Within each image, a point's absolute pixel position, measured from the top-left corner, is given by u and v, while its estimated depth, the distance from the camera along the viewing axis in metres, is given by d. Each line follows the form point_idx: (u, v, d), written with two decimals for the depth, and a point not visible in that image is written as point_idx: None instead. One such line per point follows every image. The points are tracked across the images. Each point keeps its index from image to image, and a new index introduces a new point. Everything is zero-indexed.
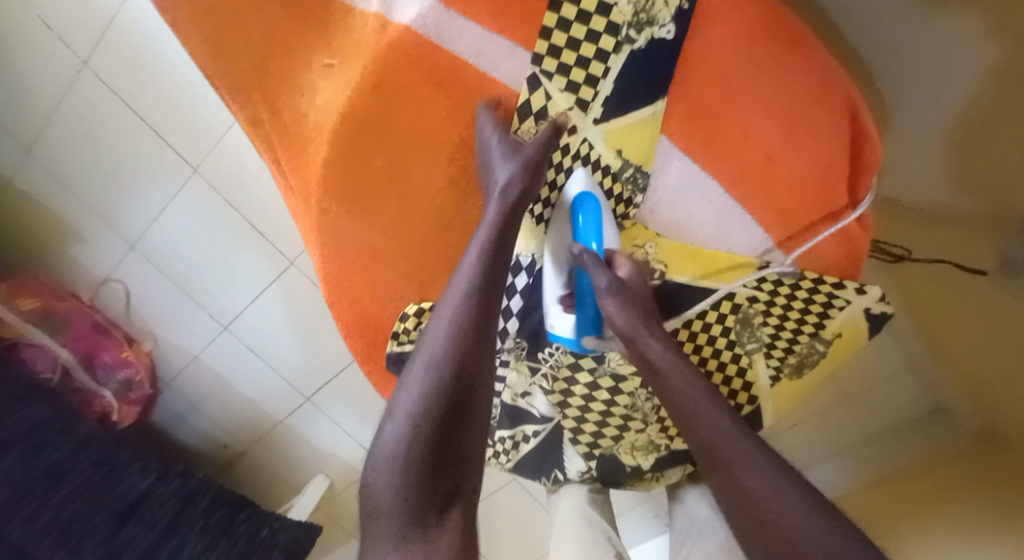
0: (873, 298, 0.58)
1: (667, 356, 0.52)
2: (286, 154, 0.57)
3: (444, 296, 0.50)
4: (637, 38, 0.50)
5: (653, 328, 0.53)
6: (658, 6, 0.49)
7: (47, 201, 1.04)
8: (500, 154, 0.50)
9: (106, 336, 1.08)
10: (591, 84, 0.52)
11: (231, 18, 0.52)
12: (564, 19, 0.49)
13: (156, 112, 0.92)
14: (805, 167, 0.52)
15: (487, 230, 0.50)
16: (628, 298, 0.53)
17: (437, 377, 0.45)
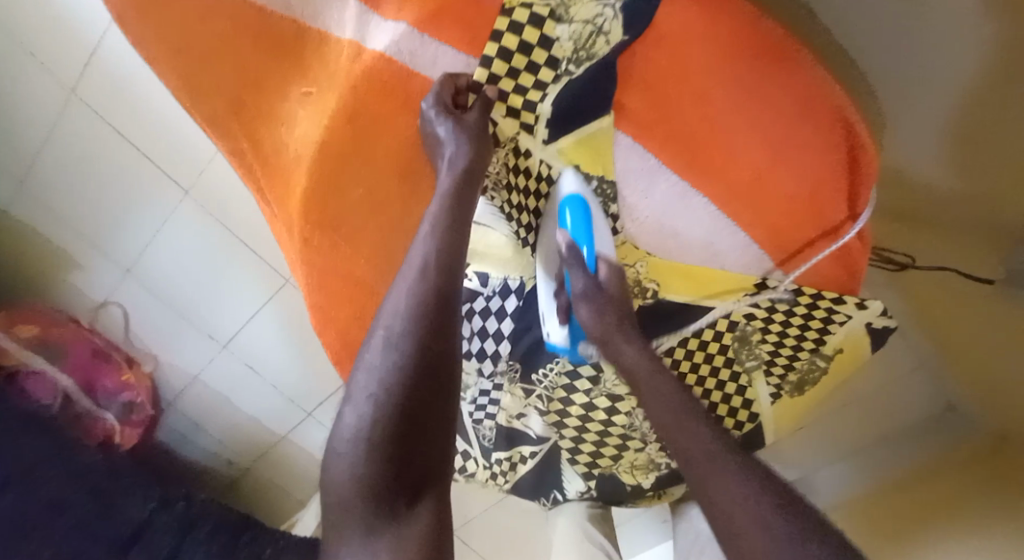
0: (874, 313, 0.55)
1: (642, 359, 0.52)
2: (270, 186, 0.55)
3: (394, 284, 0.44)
4: (575, 71, 0.48)
5: (625, 333, 0.54)
6: (597, 45, 0.47)
7: (43, 227, 1.04)
8: (446, 167, 0.48)
9: (105, 360, 1.07)
10: (530, 109, 0.51)
11: (203, 55, 0.52)
12: (504, 49, 0.47)
13: (144, 137, 0.92)
14: (795, 183, 0.50)
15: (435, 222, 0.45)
16: (599, 304, 0.54)
17: (392, 356, 0.39)
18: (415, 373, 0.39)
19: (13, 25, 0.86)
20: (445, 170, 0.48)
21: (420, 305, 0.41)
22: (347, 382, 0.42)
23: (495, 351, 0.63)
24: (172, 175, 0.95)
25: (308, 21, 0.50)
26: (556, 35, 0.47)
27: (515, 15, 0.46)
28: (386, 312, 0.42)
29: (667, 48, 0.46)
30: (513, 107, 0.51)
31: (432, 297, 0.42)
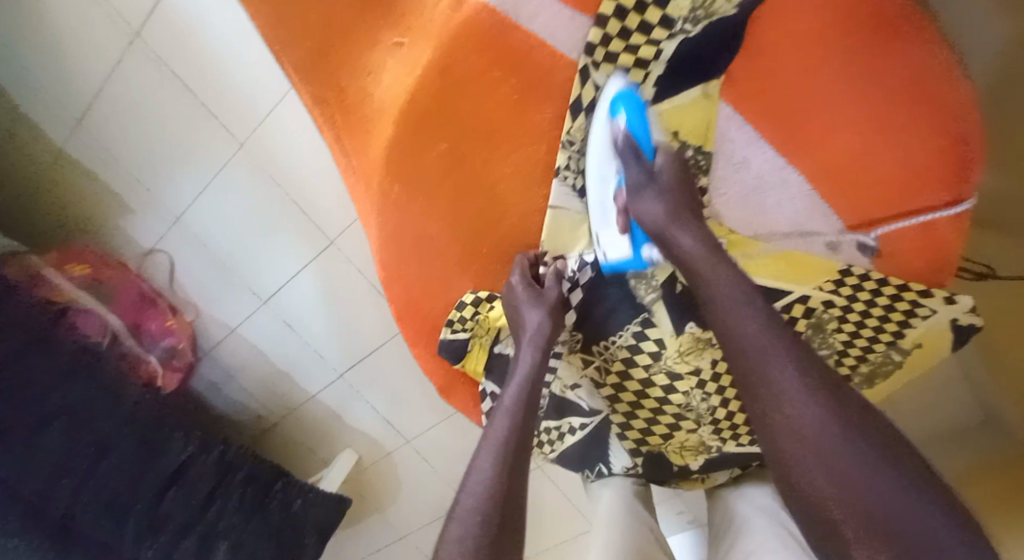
0: (963, 308, 0.53)
1: (698, 246, 0.50)
2: (349, 135, 0.59)
3: (471, 464, 0.50)
4: (693, 30, 0.47)
5: (685, 217, 0.50)
6: (718, 2, 0.46)
7: (99, 171, 1.06)
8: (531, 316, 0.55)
9: (151, 306, 1.10)
10: (641, 67, 0.50)
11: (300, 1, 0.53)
12: (621, 8, 0.46)
13: (203, 85, 0.91)
14: (889, 169, 0.48)
15: (515, 396, 0.53)
16: (664, 189, 0.51)
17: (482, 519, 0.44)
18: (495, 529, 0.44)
19: None
20: (527, 345, 0.55)
21: (506, 461, 0.48)
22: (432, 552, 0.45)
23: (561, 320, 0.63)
24: (228, 128, 0.94)
25: None
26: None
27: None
28: (474, 473, 0.48)
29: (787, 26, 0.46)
30: (621, 68, 0.50)
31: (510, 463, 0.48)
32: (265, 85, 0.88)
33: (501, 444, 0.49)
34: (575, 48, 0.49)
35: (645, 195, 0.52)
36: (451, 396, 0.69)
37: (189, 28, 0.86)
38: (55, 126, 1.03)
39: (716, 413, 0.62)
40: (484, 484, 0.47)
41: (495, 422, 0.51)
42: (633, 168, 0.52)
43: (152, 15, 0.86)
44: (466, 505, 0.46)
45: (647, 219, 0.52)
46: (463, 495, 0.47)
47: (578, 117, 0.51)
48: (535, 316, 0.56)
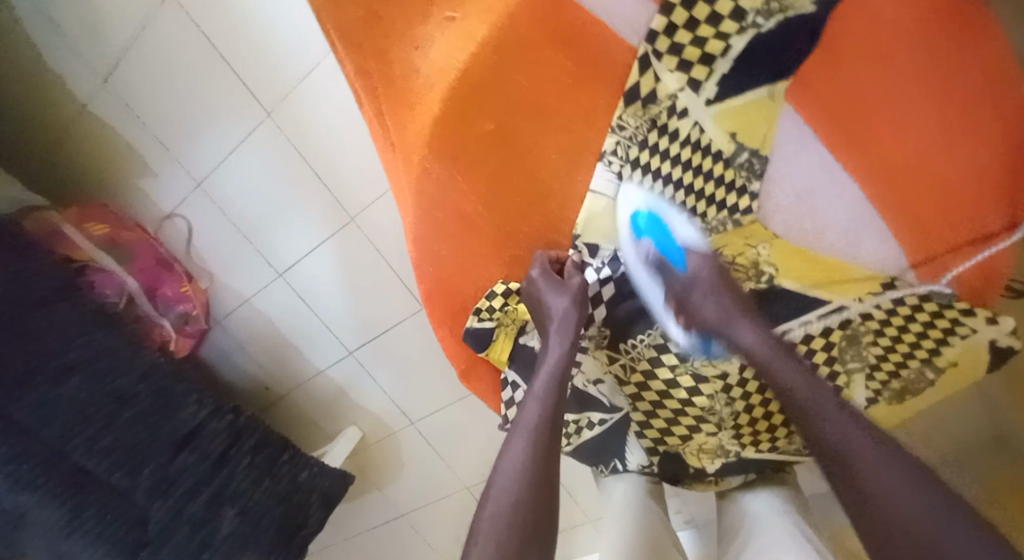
0: (1006, 330, 0.50)
1: (762, 344, 0.54)
2: (392, 110, 0.57)
3: (503, 449, 0.50)
4: (765, 23, 0.47)
5: (736, 316, 0.56)
6: None
7: (123, 132, 1.05)
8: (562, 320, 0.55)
9: (167, 269, 1.10)
10: (705, 63, 0.50)
11: None
12: None
13: (234, 50, 0.90)
14: (955, 180, 0.48)
15: (545, 383, 0.53)
16: (708, 287, 0.57)
17: (517, 505, 0.45)
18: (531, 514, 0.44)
19: None
20: (556, 332, 0.55)
21: (538, 448, 0.48)
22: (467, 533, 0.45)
23: (592, 314, 0.64)
24: (257, 97, 0.93)
25: None
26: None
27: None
28: (506, 461, 0.48)
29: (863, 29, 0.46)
30: (684, 61, 0.50)
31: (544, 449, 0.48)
32: (297, 54, 0.87)
33: (533, 433, 0.49)
34: (636, 35, 0.50)
35: (695, 298, 0.58)
36: (471, 381, 0.68)
37: None
38: (82, 82, 1.03)
39: (738, 418, 0.63)
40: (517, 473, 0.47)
41: (526, 410, 0.52)
42: (672, 280, 0.59)
43: None
44: (499, 487, 0.47)
45: (706, 317, 0.57)
46: (497, 481, 0.48)
47: (632, 106, 0.52)
48: (560, 302, 0.55)
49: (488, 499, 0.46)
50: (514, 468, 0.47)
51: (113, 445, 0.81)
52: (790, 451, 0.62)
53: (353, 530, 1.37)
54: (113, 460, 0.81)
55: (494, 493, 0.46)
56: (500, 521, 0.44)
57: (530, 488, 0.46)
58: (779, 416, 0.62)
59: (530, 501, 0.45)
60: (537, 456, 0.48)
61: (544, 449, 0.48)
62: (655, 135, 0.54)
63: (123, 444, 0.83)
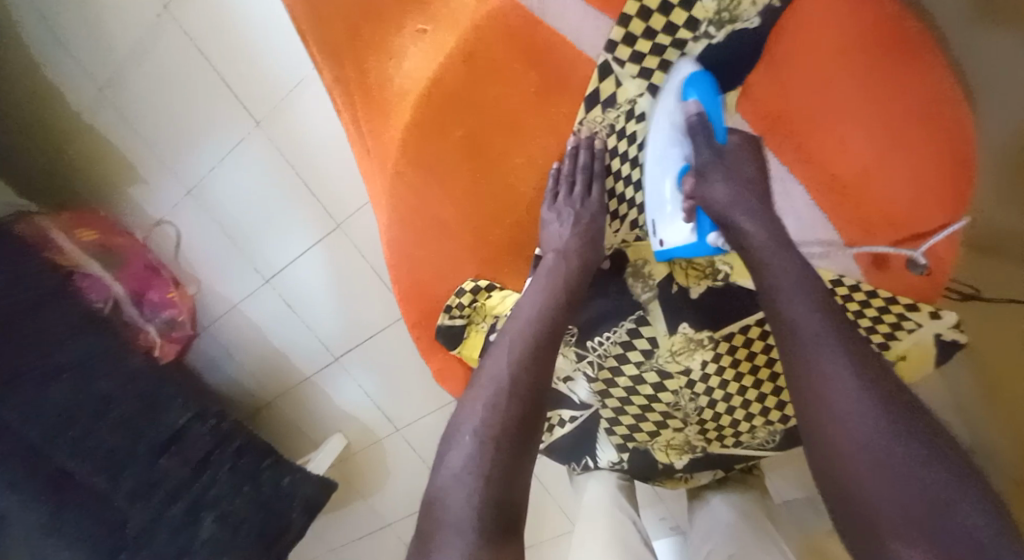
0: (948, 324, 0.55)
1: (765, 234, 0.48)
2: (366, 116, 0.61)
3: (490, 354, 0.52)
4: (717, 33, 0.52)
5: (745, 207, 0.49)
6: (743, 5, 0.50)
7: (114, 140, 1.08)
8: (549, 274, 0.56)
9: (155, 275, 1.12)
10: (665, 70, 0.54)
11: None
12: (645, 8, 0.51)
13: (225, 61, 0.93)
14: (890, 183, 0.53)
15: (544, 298, 0.54)
16: (732, 172, 0.50)
17: (500, 399, 0.47)
18: (512, 414, 0.47)
19: None
20: (545, 277, 0.56)
21: (523, 348, 0.51)
22: (442, 444, 0.48)
23: None
24: (244, 105, 0.96)
25: None
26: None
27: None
28: (466, 414, 0.48)
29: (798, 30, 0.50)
30: (644, 68, 0.54)
31: (533, 343, 0.51)
32: (287, 65, 0.90)
33: (524, 334, 0.52)
34: (597, 48, 0.54)
35: (711, 176, 0.50)
36: (446, 381, 0.69)
37: (216, 5, 0.88)
38: (76, 92, 1.06)
39: (703, 413, 0.64)
40: (476, 424, 0.46)
41: (520, 310, 0.54)
42: (702, 149, 0.51)
43: None
44: (489, 375, 0.49)
45: (714, 199, 0.49)
46: (480, 380, 0.50)
47: (593, 109, 0.56)
48: (555, 256, 0.57)
49: (467, 402, 0.49)
50: (472, 421, 0.47)
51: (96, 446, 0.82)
52: (753, 445, 0.64)
53: (338, 541, 1.36)
54: (97, 462, 0.81)
55: (452, 453, 0.45)
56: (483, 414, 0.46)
57: (513, 388, 0.48)
58: (741, 411, 0.63)
59: (502, 428, 0.46)
60: (501, 407, 0.47)
61: (509, 401, 0.47)
62: (614, 139, 0.58)
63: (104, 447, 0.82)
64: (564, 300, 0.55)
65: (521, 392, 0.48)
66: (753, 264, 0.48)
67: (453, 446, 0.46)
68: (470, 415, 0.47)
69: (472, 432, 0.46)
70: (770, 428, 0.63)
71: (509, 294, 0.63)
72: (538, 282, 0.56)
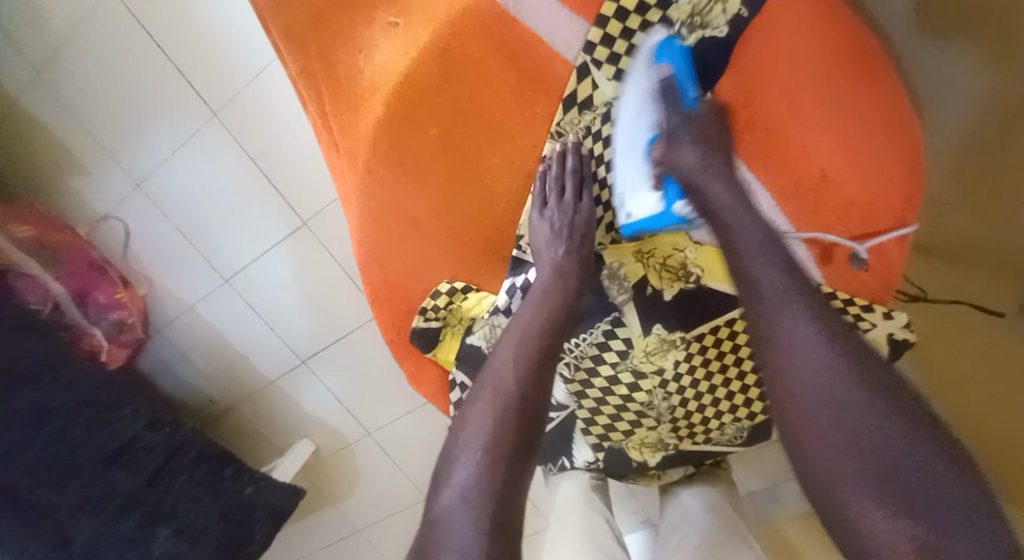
0: (898, 323, 0.59)
1: (733, 198, 0.49)
2: (334, 111, 0.59)
3: (488, 368, 0.52)
4: (689, 36, 0.53)
5: (716, 169, 0.51)
6: (714, 12, 0.52)
7: (54, 128, 1.00)
8: (541, 290, 0.55)
9: (101, 274, 1.04)
10: (639, 75, 0.55)
11: None
12: (622, 8, 0.52)
13: (178, 47, 0.88)
14: (857, 184, 0.54)
15: (537, 310, 0.54)
16: (702, 132, 0.52)
17: (505, 415, 0.47)
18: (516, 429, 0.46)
19: None
20: (539, 292, 0.55)
21: (526, 360, 0.51)
22: (442, 463, 0.47)
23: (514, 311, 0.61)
24: (201, 93, 0.91)
25: None
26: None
27: None
28: (471, 428, 0.47)
29: (768, 35, 0.52)
30: (619, 71, 0.54)
31: (536, 358, 0.51)
32: (248, 52, 0.87)
33: (523, 345, 0.52)
34: (574, 50, 0.54)
35: (680, 138, 0.52)
36: (420, 383, 0.68)
37: None
38: (11, 75, 0.98)
39: (676, 412, 0.66)
40: (484, 437, 0.45)
41: (516, 322, 0.54)
42: (672, 114, 0.53)
43: None
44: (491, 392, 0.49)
45: (680, 163, 0.52)
46: (481, 394, 0.49)
47: (570, 112, 0.56)
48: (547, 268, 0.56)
49: (468, 419, 0.48)
50: (478, 435, 0.46)
51: (32, 461, 0.75)
52: (722, 440, 0.68)
53: (305, 547, 1.32)
54: (38, 475, 0.76)
55: (456, 470, 0.45)
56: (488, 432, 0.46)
57: (514, 400, 0.48)
58: (712, 408, 0.66)
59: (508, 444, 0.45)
60: (505, 423, 0.46)
61: (516, 416, 0.47)
62: (591, 142, 0.58)
63: (42, 461, 0.76)
64: (561, 310, 0.55)
65: (527, 407, 0.48)
66: (721, 228, 0.49)
67: (457, 463, 0.45)
68: (476, 428, 0.46)
69: (481, 449, 0.45)
70: (738, 424, 0.66)
71: (486, 295, 0.62)
72: (532, 297, 0.56)
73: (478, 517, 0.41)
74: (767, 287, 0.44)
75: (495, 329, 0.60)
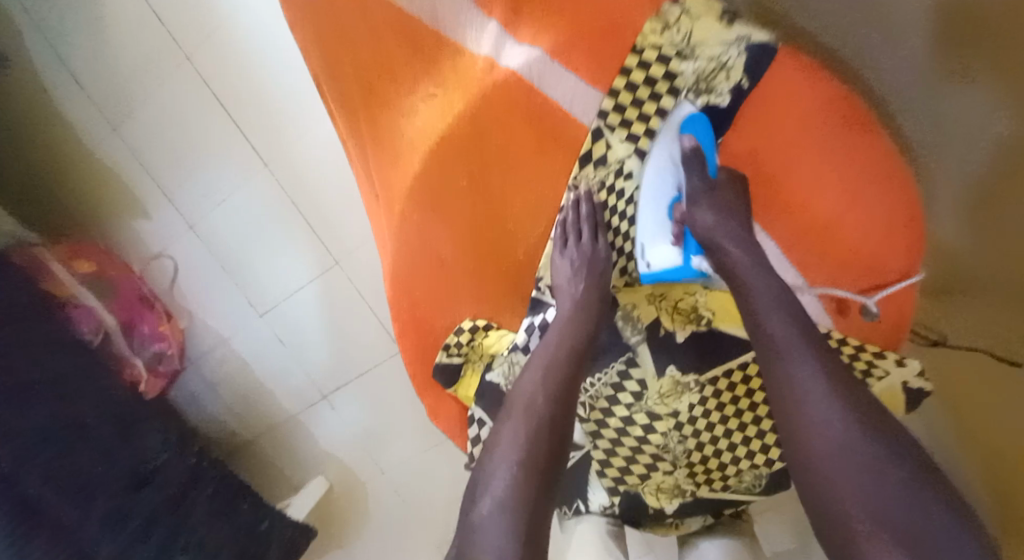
0: (912, 371, 0.58)
1: (745, 256, 0.54)
2: (377, 164, 0.66)
3: (517, 390, 0.55)
4: (696, 99, 0.60)
5: (733, 226, 0.55)
6: (718, 78, 0.59)
7: (121, 175, 1.11)
8: (563, 323, 0.58)
9: (149, 308, 1.11)
10: (649, 136, 0.61)
11: (347, 37, 0.63)
12: (631, 83, 0.60)
13: (244, 110, 1.01)
14: (860, 233, 0.59)
15: (559, 340, 0.57)
16: (716, 202, 0.57)
17: (535, 436, 0.49)
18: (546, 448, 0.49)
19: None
20: (562, 324, 0.58)
21: (552, 384, 0.54)
22: (477, 475, 0.49)
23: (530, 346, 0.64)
24: (257, 147, 1.02)
25: (450, 34, 0.64)
26: (681, 70, 0.60)
27: (644, 56, 0.59)
28: (505, 443, 0.50)
29: (771, 100, 0.59)
30: (630, 133, 0.61)
31: (564, 384, 0.54)
32: (305, 113, 1.00)
33: (549, 369, 0.55)
34: (590, 116, 0.62)
35: (700, 202, 0.57)
36: (439, 418, 0.70)
37: (246, 58, 0.99)
38: (88, 128, 1.10)
39: (691, 455, 0.66)
40: (519, 452, 0.48)
41: (539, 351, 0.57)
42: (695, 179, 0.58)
43: (213, 48, 0.99)
44: (521, 413, 0.52)
45: (700, 225, 0.57)
46: (513, 413, 0.52)
47: (586, 167, 0.62)
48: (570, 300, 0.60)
49: (500, 437, 0.51)
50: (513, 450, 0.49)
51: (64, 480, 0.74)
52: (740, 489, 0.67)
53: None
54: (63, 497, 0.73)
55: (494, 480, 0.47)
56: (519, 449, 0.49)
57: (541, 423, 0.51)
58: (728, 454, 0.66)
59: (540, 462, 0.48)
60: (535, 442, 0.49)
61: (547, 435, 0.50)
62: (606, 194, 0.63)
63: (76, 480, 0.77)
64: (583, 340, 0.58)
65: (556, 430, 0.51)
66: (736, 282, 0.54)
67: (492, 475, 0.48)
68: (511, 443, 0.49)
69: (514, 463, 0.47)
70: (756, 472, 0.65)
71: (506, 333, 0.66)
72: (554, 327, 0.59)
73: (513, 526, 0.43)
74: (780, 337, 0.48)
75: (514, 366, 0.63)
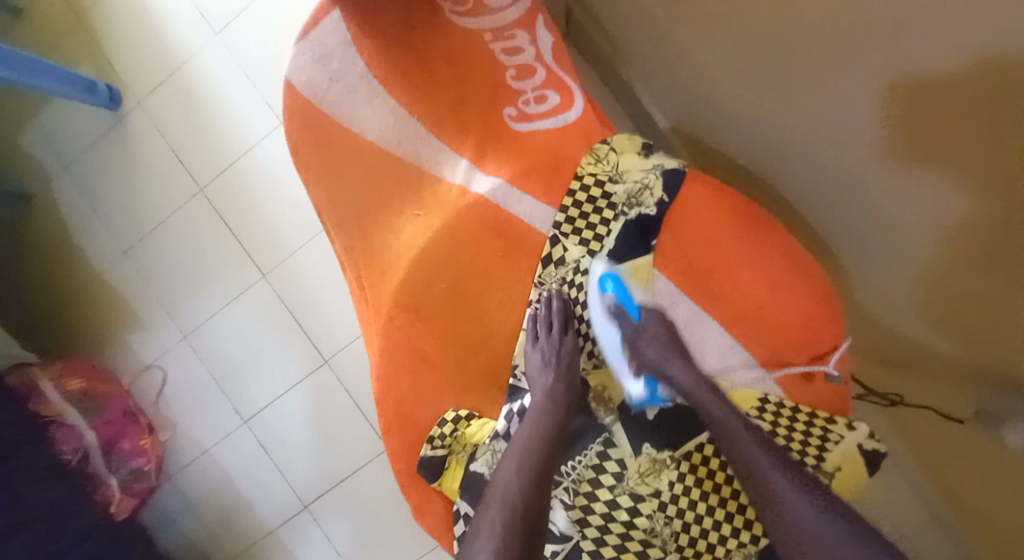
0: (863, 434, 0.64)
1: (689, 376, 0.69)
2: (368, 275, 0.76)
3: (493, 482, 0.59)
4: (629, 213, 0.71)
5: (672, 357, 0.70)
6: (645, 196, 0.71)
7: (123, 293, 1.18)
8: (537, 416, 0.64)
9: (133, 422, 1.10)
10: (598, 240, 0.71)
11: (344, 167, 0.76)
12: (577, 200, 0.71)
13: (246, 231, 1.12)
14: (790, 314, 0.66)
15: (533, 433, 0.62)
16: (654, 337, 0.71)
17: (509, 525, 0.54)
18: (522, 537, 0.54)
19: (172, 139, 1.14)
20: (535, 417, 0.63)
21: (525, 475, 0.58)
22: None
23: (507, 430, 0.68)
24: (256, 261, 1.12)
25: (429, 167, 0.76)
26: (614, 190, 0.71)
27: (584, 180, 0.72)
28: (484, 534, 0.55)
29: (694, 210, 0.70)
30: (583, 239, 0.71)
31: (536, 479, 0.58)
32: (301, 229, 1.10)
33: (522, 461, 0.59)
34: (545, 227, 0.72)
35: (642, 343, 0.71)
36: (424, 516, 0.71)
37: (254, 185, 1.11)
38: (98, 252, 1.18)
39: (679, 538, 0.67)
40: (495, 542, 0.53)
41: (515, 443, 0.62)
42: (626, 325, 0.72)
43: (219, 178, 1.13)
44: (498, 504, 0.57)
45: (646, 305, 0.72)
46: (492, 502, 0.58)
47: (548, 267, 0.72)
48: (539, 393, 0.66)
49: (479, 529, 0.56)
50: (491, 540, 0.54)
51: None
52: None
53: None
54: None
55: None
56: (498, 539, 0.54)
57: (512, 514, 0.55)
58: (714, 533, 0.67)
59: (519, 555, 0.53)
60: (508, 531, 0.54)
61: (518, 527, 0.54)
62: (568, 290, 0.72)
63: None
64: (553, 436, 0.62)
65: (526, 526, 0.55)
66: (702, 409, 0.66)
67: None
68: (489, 533, 0.55)
69: (492, 554, 0.53)
70: (745, 551, 0.66)
71: (487, 421, 0.70)
72: (528, 419, 0.64)
73: None
74: (750, 453, 0.60)
75: (496, 455, 0.67)
